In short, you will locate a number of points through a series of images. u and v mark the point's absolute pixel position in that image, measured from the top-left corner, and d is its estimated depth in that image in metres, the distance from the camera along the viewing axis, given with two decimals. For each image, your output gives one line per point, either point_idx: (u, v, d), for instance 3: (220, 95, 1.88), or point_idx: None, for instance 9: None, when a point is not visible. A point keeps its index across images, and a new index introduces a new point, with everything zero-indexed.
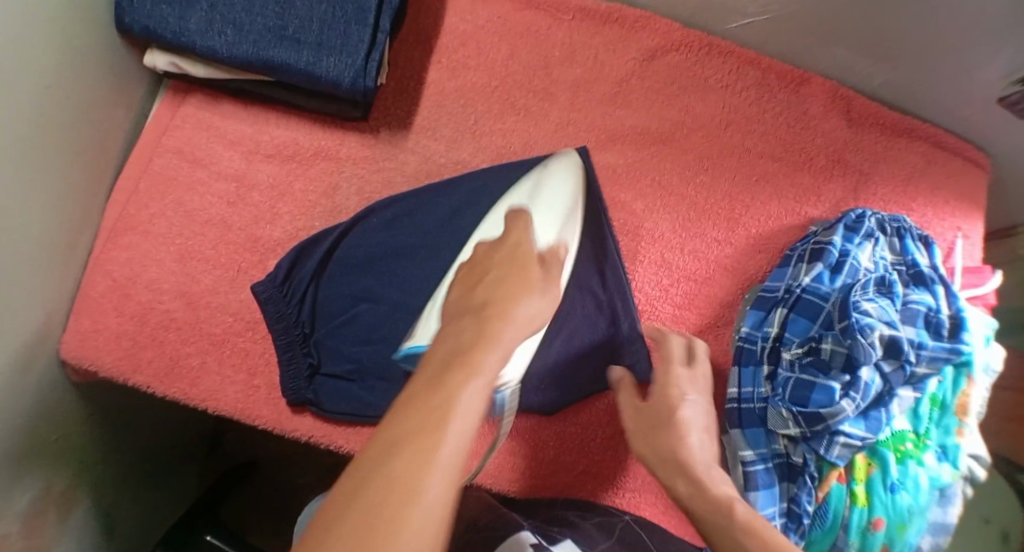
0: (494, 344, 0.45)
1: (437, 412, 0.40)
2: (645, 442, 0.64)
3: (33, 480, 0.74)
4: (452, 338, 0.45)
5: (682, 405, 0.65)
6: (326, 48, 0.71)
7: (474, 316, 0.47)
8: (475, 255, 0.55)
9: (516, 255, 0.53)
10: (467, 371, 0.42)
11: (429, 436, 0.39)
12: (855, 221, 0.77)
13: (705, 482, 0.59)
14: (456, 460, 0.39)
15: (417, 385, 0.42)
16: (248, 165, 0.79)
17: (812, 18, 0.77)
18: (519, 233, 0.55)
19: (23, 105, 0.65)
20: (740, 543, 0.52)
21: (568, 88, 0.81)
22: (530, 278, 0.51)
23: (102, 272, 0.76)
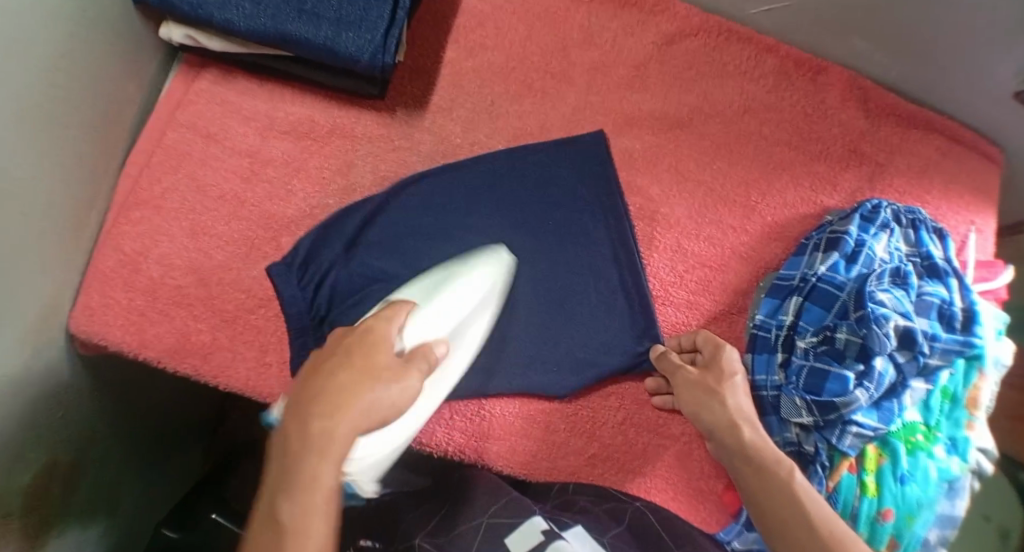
0: (327, 452, 0.51)
1: (299, 493, 0.50)
2: (698, 405, 0.69)
3: (38, 456, 0.72)
4: (297, 417, 0.52)
5: (735, 380, 0.69)
6: (345, 23, 0.70)
7: (306, 402, 0.53)
8: (329, 343, 0.58)
9: (353, 356, 0.55)
10: (302, 485, 0.50)
11: (296, 514, 0.49)
12: (871, 211, 0.76)
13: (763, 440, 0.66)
14: (325, 515, 0.50)
15: (280, 458, 0.52)
16: (263, 141, 0.78)
17: (830, 6, 0.77)
18: (382, 326, 0.58)
19: (31, 75, 0.64)
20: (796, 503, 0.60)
21: (586, 71, 0.81)
22: (376, 367, 0.54)
23: (112, 247, 0.75)
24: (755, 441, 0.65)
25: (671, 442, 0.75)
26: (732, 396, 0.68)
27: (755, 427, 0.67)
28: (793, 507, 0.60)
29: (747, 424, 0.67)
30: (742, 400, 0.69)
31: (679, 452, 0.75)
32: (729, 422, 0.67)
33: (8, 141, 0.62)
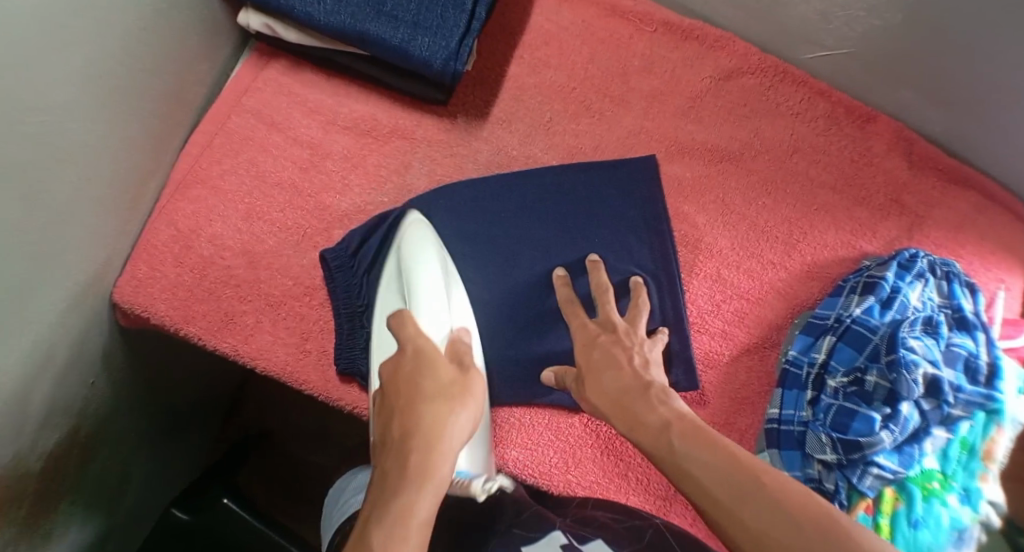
0: (433, 457, 0.55)
1: (399, 521, 0.49)
2: (593, 387, 0.65)
3: (64, 420, 0.72)
4: (397, 449, 0.56)
5: (613, 342, 0.68)
6: (421, 28, 0.73)
7: (402, 431, 0.57)
8: (384, 376, 0.63)
9: (419, 383, 0.60)
10: (416, 482, 0.52)
11: (391, 537, 0.48)
12: (908, 259, 0.78)
13: (642, 409, 0.59)
14: (423, 538, 0.49)
15: (379, 490, 0.53)
16: (324, 134, 0.81)
17: (884, 58, 0.79)
18: (421, 346, 0.64)
19: (108, 43, 0.65)
20: (707, 460, 0.52)
21: (643, 97, 0.83)
22: (457, 389, 0.61)
23: (166, 221, 0.77)
24: (599, 385, 0.64)
25: None
26: (590, 346, 0.68)
27: (600, 368, 0.65)
28: (641, 437, 0.58)
29: (619, 363, 0.65)
30: (583, 341, 0.69)
31: None
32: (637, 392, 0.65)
33: (74, 96, 0.62)
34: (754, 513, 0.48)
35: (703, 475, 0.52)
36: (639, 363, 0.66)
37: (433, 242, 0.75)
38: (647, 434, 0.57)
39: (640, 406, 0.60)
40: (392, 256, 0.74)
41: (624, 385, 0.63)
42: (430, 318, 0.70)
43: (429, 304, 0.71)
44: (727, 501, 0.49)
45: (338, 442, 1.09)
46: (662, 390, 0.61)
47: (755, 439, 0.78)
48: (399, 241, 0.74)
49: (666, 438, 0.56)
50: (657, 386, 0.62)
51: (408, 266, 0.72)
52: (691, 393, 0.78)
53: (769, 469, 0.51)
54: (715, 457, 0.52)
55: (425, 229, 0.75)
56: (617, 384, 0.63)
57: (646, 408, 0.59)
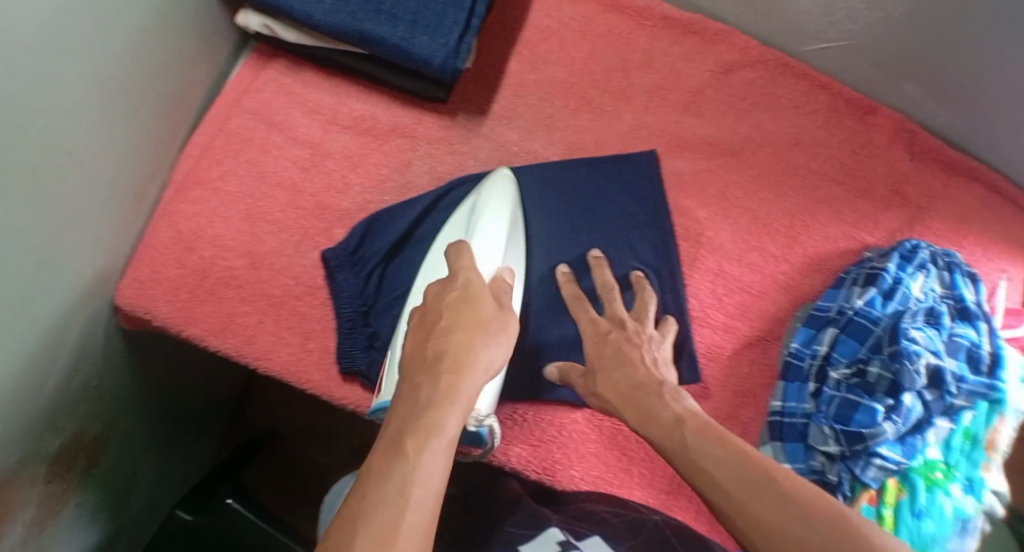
0: (462, 377, 0.53)
1: (429, 434, 0.48)
2: (603, 383, 0.65)
3: (68, 422, 0.72)
4: (425, 368, 0.54)
5: (624, 339, 0.68)
6: (421, 26, 0.73)
7: (433, 349, 0.56)
8: (427, 298, 0.62)
9: (462, 310, 0.59)
10: (446, 401, 0.51)
11: (422, 451, 0.47)
12: (910, 251, 0.78)
13: (655, 405, 0.59)
14: (451, 454, 0.48)
15: (406, 404, 0.51)
16: (324, 134, 0.81)
17: (884, 50, 0.79)
18: (467, 272, 0.64)
19: (109, 47, 0.65)
20: (716, 454, 0.52)
21: (643, 92, 0.83)
22: (489, 319, 0.59)
23: (167, 223, 0.77)
24: (612, 381, 0.64)
25: None
26: (601, 343, 0.68)
27: (613, 363, 0.65)
28: (655, 433, 0.58)
29: (633, 361, 0.65)
30: (595, 339, 0.69)
31: None
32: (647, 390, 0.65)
33: (74, 98, 0.62)
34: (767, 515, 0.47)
35: (716, 473, 0.51)
36: (652, 363, 0.65)
37: (509, 196, 0.75)
38: (662, 432, 0.57)
39: (653, 404, 0.60)
40: (468, 202, 0.75)
41: (638, 382, 0.62)
42: (483, 250, 0.69)
43: (489, 239, 0.70)
44: (740, 498, 0.49)
45: (341, 441, 1.10)
46: (677, 392, 0.61)
47: (759, 433, 0.78)
48: (479, 191, 0.75)
49: (677, 433, 0.56)
50: (671, 386, 0.62)
51: (481, 207, 0.73)
52: (694, 388, 0.78)
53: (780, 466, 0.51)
54: (725, 452, 0.52)
55: (509, 190, 0.76)
56: (628, 379, 0.63)
57: (661, 406, 0.59)
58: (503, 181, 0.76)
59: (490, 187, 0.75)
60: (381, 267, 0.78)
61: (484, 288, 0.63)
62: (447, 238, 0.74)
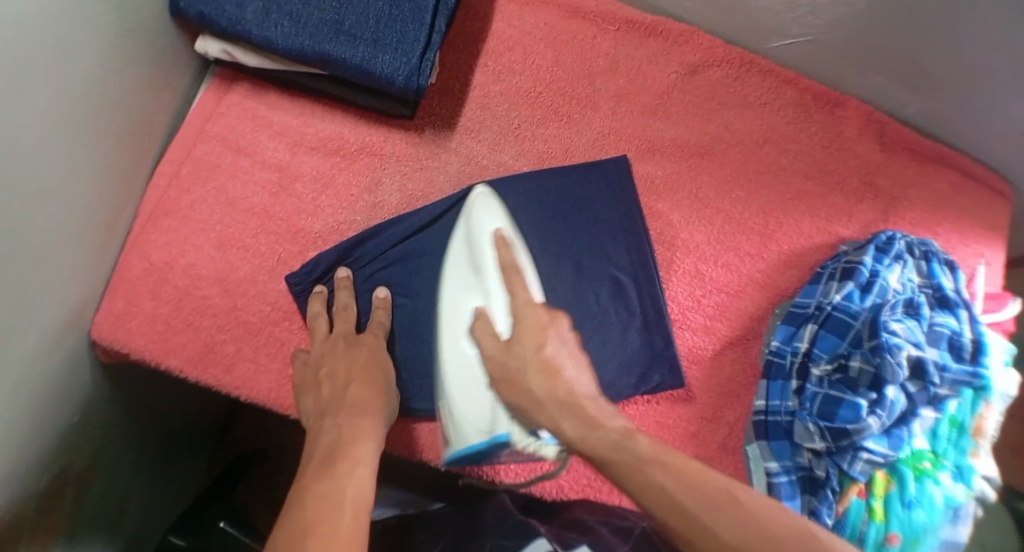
0: (364, 437, 0.61)
1: (334, 500, 0.52)
2: (526, 386, 0.62)
3: (53, 462, 0.71)
4: (315, 464, 0.57)
5: (547, 339, 0.64)
6: (382, 45, 0.73)
7: (309, 448, 0.61)
8: (298, 378, 0.71)
9: (339, 347, 0.71)
10: (348, 467, 0.56)
11: (331, 515, 0.51)
12: (886, 242, 0.77)
13: (591, 417, 0.59)
14: (362, 508, 0.53)
15: (307, 481, 0.55)
16: (293, 156, 0.81)
17: (848, 44, 0.79)
18: (342, 326, 0.73)
19: (72, 82, 0.64)
20: (651, 479, 0.53)
21: (611, 97, 0.83)
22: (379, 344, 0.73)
23: (140, 255, 0.77)
24: (515, 401, 0.63)
25: None
26: (524, 335, 0.64)
27: (516, 378, 0.63)
28: (586, 456, 0.58)
29: (531, 369, 0.62)
30: (493, 349, 0.65)
31: None
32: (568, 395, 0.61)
33: (39, 137, 0.62)
34: (709, 536, 0.50)
35: (654, 499, 0.53)
36: (555, 358, 0.63)
37: (500, 211, 0.75)
38: (592, 457, 0.57)
39: (568, 424, 0.59)
40: (461, 227, 0.75)
41: (541, 399, 0.61)
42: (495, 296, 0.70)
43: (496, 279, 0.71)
44: (680, 523, 0.51)
45: None
46: (585, 396, 0.61)
47: (744, 432, 0.78)
48: (467, 214, 0.75)
49: (620, 452, 0.55)
50: (578, 394, 0.61)
51: (478, 235, 0.73)
52: (677, 391, 0.78)
53: (721, 489, 0.52)
54: (662, 476, 0.53)
55: (497, 205, 0.75)
56: (557, 387, 0.61)
57: (579, 426, 0.58)
58: (488, 197, 0.76)
59: (481, 209, 0.75)
60: (349, 275, 0.76)
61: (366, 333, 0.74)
62: (451, 271, 0.73)
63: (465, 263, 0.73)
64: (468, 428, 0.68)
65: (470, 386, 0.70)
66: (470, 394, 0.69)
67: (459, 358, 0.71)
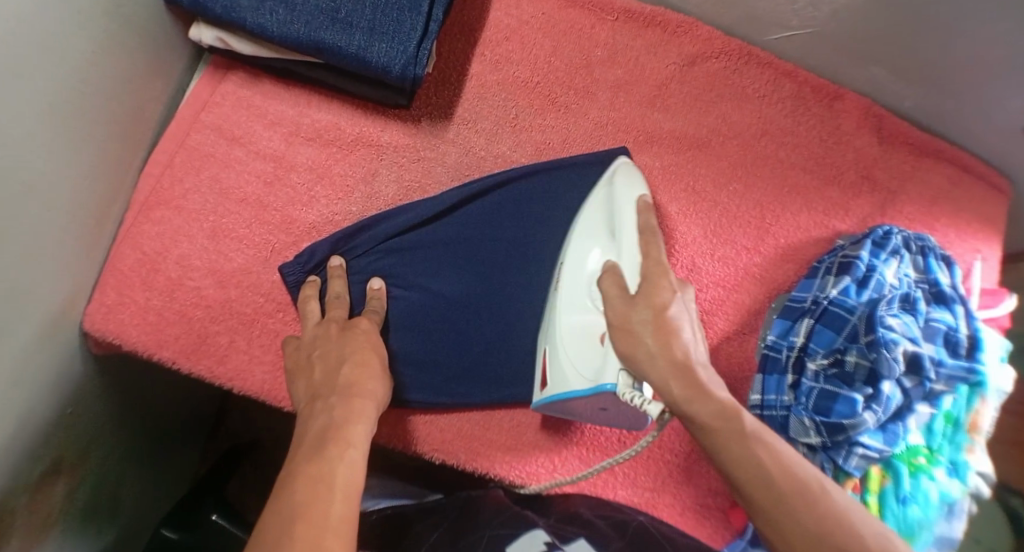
0: (356, 420, 0.59)
1: (322, 485, 0.51)
2: (642, 343, 0.57)
3: (45, 454, 0.70)
4: (304, 447, 0.56)
5: (675, 301, 0.58)
6: (378, 33, 0.72)
7: (300, 430, 0.59)
8: (291, 360, 0.70)
9: (334, 331, 0.70)
10: (339, 451, 0.55)
11: (319, 500, 0.50)
12: (882, 237, 0.77)
13: (703, 384, 0.56)
14: (351, 494, 0.52)
15: (295, 464, 0.54)
16: (287, 146, 0.80)
17: (848, 37, 0.78)
18: (336, 312, 0.72)
19: (63, 70, 0.63)
20: (754, 455, 0.55)
21: (608, 88, 0.83)
22: (374, 330, 0.72)
23: (132, 245, 0.76)
24: (627, 354, 0.58)
25: (677, 457, 0.76)
26: (653, 292, 0.58)
27: (632, 331, 0.58)
28: (685, 417, 0.57)
29: (655, 329, 0.57)
30: (620, 300, 0.60)
31: (684, 469, 0.76)
32: (674, 371, 0.56)
33: (30, 125, 0.61)
34: (794, 522, 0.53)
35: (753, 475, 0.55)
36: (677, 317, 0.58)
37: (641, 179, 0.72)
38: (692, 420, 0.56)
39: (677, 385, 0.56)
40: (601, 191, 0.73)
41: (658, 356, 0.56)
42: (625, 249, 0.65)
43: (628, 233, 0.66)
44: (770, 501, 0.54)
45: None
46: (699, 360, 0.57)
47: None
48: (608, 180, 0.73)
49: (720, 426, 0.55)
50: (693, 362, 0.56)
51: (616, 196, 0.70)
52: None
53: (812, 477, 0.55)
54: (765, 456, 0.55)
55: (637, 172, 0.73)
56: (677, 349, 0.56)
57: (688, 389, 0.56)
58: (627, 168, 0.74)
59: (622, 176, 0.72)
60: (342, 263, 0.76)
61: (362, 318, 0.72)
62: (583, 235, 0.70)
63: (603, 222, 0.70)
64: (570, 374, 0.66)
65: (582, 337, 0.67)
66: (584, 350, 0.66)
67: (575, 308, 0.68)
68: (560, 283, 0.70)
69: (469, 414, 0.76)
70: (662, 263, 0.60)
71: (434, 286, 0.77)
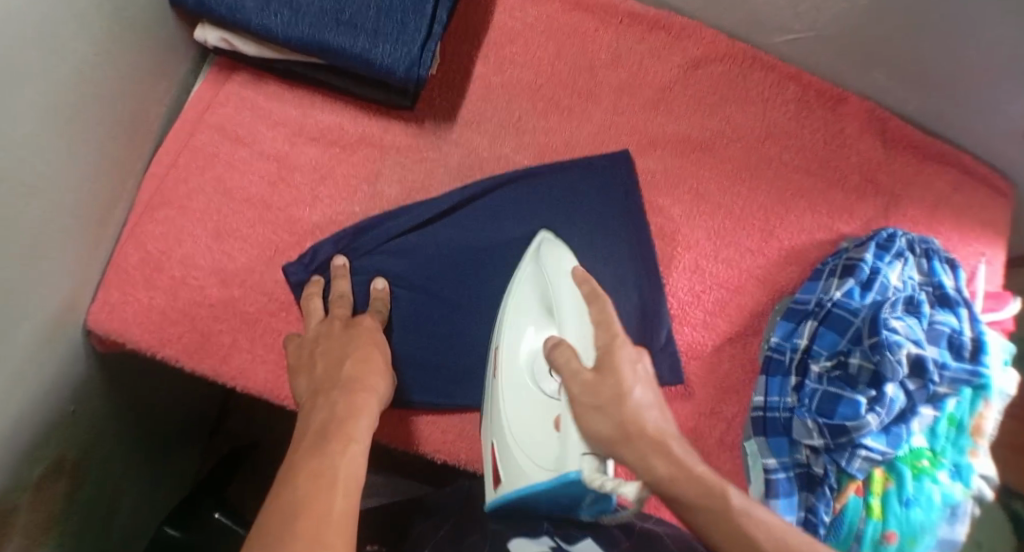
0: (358, 415, 0.59)
1: (325, 479, 0.51)
2: (604, 419, 0.58)
3: (47, 452, 0.70)
4: (307, 442, 0.56)
5: (636, 381, 0.59)
6: (382, 35, 0.72)
7: (302, 426, 0.59)
8: (293, 359, 0.69)
9: (336, 330, 0.70)
10: (341, 446, 0.55)
11: (321, 494, 0.50)
12: (886, 240, 0.77)
13: (680, 458, 0.56)
14: (353, 489, 0.52)
15: (297, 459, 0.54)
16: (292, 147, 0.80)
17: (850, 40, 0.79)
18: (339, 312, 0.73)
19: (68, 70, 0.64)
20: (740, 528, 0.52)
21: (612, 91, 0.83)
22: (376, 328, 0.71)
23: (135, 245, 0.76)
24: (593, 434, 0.58)
25: None
26: (613, 371, 0.59)
27: (597, 411, 0.58)
28: (669, 500, 0.55)
29: (622, 408, 0.57)
30: (580, 383, 0.60)
31: None
32: (646, 446, 0.56)
33: (34, 124, 0.61)
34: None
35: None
36: (641, 398, 0.58)
37: (565, 251, 0.72)
38: (678, 500, 0.55)
39: (658, 464, 0.56)
40: (528, 264, 0.73)
41: (628, 435, 0.57)
42: (572, 329, 0.64)
43: (570, 314, 0.65)
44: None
45: None
46: (672, 439, 0.58)
47: (744, 428, 0.78)
48: (531, 256, 0.73)
49: (702, 502, 0.54)
50: (664, 436, 0.57)
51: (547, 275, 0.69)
52: (675, 387, 0.78)
53: (806, 544, 0.52)
54: (751, 525, 0.52)
55: (562, 245, 0.73)
56: (641, 425, 0.57)
57: (669, 468, 0.55)
58: (549, 240, 0.73)
59: (545, 252, 0.72)
60: (346, 263, 0.76)
61: (364, 317, 0.72)
62: (515, 318, 0.70)
63: (536, 305, 0.69)
64: (528, 467, 0.62)
65: (534, 426, 0.65)
66: (538, 443, 0.64)
67: (521, 398, 0.67)
68: (505, 375, 0.68)
69: (471, 415, 0.76)
70: (613, 342, 0.61)
71: (437, 288, 0.77)
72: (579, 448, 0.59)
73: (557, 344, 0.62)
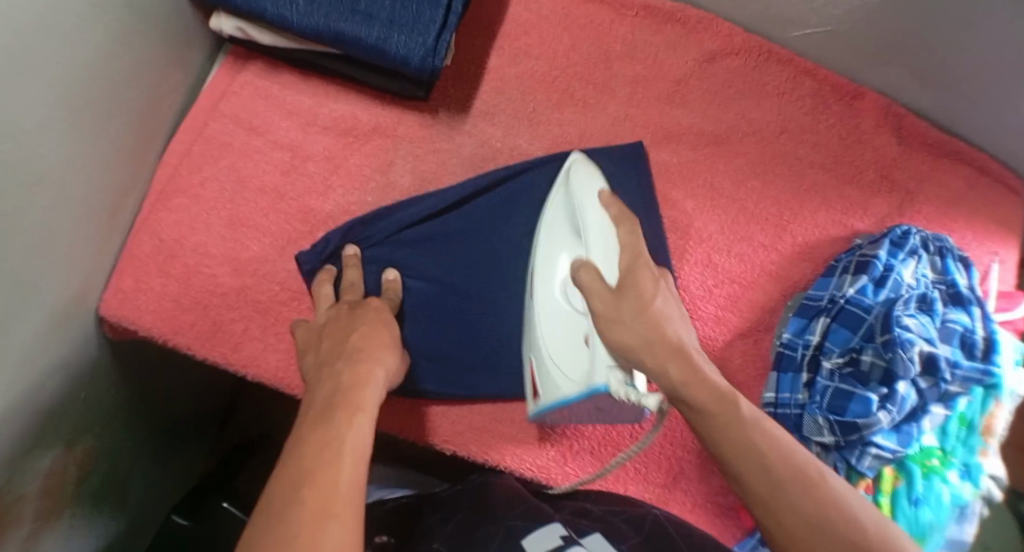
0: (365, 384, 0.59)
1: (331, 451, 0.51)
2: (623, 325, 0.58)
3: (58, 436, 0.71)
4: (312, 413, 0.56)
5: (657, 296, 0.58)
6: (397, 25, 0.72)
7: (309, 398, 0.59)
8: (302, 340, 0.69)
9: (344, 311, 0.70)
10: (347, 416, 0.55)
11: (327, 465, 0.50)
12: (901, 237, 0.76)
13: (699, 365, 0.56)
14: (360, 460, 0.52)
15: (304, 429, 0.54)
16: (305, 136, 0.80)
17: (867, 37, 0.78)
18: (350, 299, 0.72)
19: (84, 59, 0.64)
20: (748, 439, 0.53)
21: (627, 84, 0.83)
22: (382, 308, 0.71)
23: (149, 232, 0.77)
24: (619, 343, 0.57)
25: (690, 454, 0.76)
26: (636, 285, 0.59)
27: (623, 321, 0.58)
28: (684, 403, 0.56)
29: (644, 317, 0.57)
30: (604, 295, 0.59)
31: (698, 466, 0.76)
32: (667, 351, 0.56)
33: (50, 112, 0.61)
34: (794, 504, 0.50)
35: (748, 464, 0.52)
36: (663, 308, 0.58)
37: (597, 171, 0.72)
38: (692, 406, 0.55)
39: (674, 368, 0.55)
40: (560, 189, 0.73)
41: (650, 342, 0.56)
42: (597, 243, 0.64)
43: (597, 228, 0.65)
44: (768, 494, 0.51)
45: None
46: (691, 348, 0.57)
47: None
48: (567, 174, 0.72)
49: (717, 411, 0.54)
50: (686, 343, 0.57)
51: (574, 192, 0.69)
52: None
53: (817, 468, 0.52)
54: (758, 439, 0.53)
55: (593, 166, 0.72)
56: (663, 333, 0.56)
57: (684, 373, 0.55)
58: (581, 157, 0.74)
59: (580, 167, 0.72)
60: (356, 252, 0.76)
61: (372, 298, 0.72)
62: (547, 236, 0.70)
63: (566, 223, 0.69)
64: (561, 380, 0.65)
65: (568, 343, 0.65)
66: (570, 352, 0.65)
67: (554, 321, 0.67)
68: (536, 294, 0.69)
69: (479, 406, 0.76)
70: (637, 258, 0.61)
71: (449, 278, 0.77)
72: (607, 360, 0.61)
73: (583, 265, 0.62)
